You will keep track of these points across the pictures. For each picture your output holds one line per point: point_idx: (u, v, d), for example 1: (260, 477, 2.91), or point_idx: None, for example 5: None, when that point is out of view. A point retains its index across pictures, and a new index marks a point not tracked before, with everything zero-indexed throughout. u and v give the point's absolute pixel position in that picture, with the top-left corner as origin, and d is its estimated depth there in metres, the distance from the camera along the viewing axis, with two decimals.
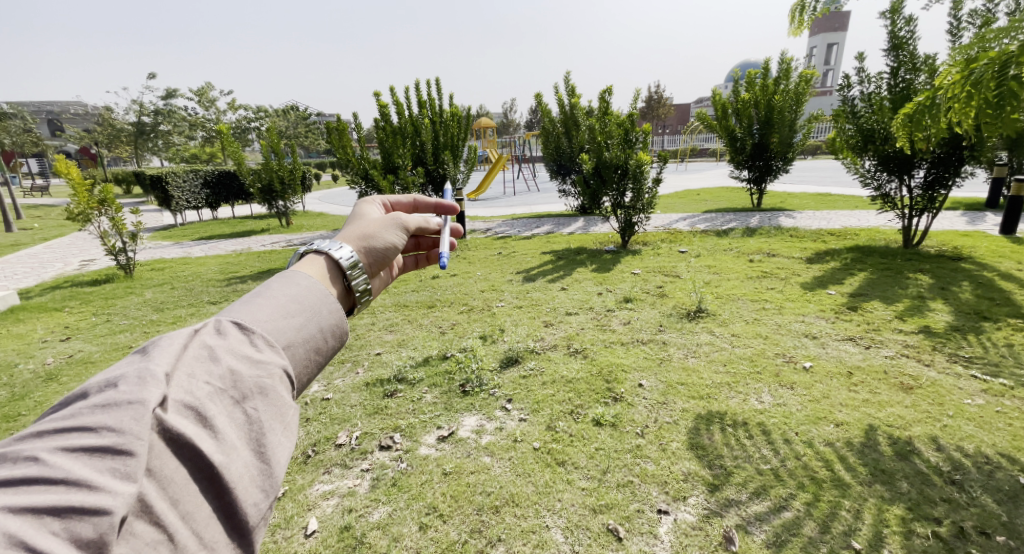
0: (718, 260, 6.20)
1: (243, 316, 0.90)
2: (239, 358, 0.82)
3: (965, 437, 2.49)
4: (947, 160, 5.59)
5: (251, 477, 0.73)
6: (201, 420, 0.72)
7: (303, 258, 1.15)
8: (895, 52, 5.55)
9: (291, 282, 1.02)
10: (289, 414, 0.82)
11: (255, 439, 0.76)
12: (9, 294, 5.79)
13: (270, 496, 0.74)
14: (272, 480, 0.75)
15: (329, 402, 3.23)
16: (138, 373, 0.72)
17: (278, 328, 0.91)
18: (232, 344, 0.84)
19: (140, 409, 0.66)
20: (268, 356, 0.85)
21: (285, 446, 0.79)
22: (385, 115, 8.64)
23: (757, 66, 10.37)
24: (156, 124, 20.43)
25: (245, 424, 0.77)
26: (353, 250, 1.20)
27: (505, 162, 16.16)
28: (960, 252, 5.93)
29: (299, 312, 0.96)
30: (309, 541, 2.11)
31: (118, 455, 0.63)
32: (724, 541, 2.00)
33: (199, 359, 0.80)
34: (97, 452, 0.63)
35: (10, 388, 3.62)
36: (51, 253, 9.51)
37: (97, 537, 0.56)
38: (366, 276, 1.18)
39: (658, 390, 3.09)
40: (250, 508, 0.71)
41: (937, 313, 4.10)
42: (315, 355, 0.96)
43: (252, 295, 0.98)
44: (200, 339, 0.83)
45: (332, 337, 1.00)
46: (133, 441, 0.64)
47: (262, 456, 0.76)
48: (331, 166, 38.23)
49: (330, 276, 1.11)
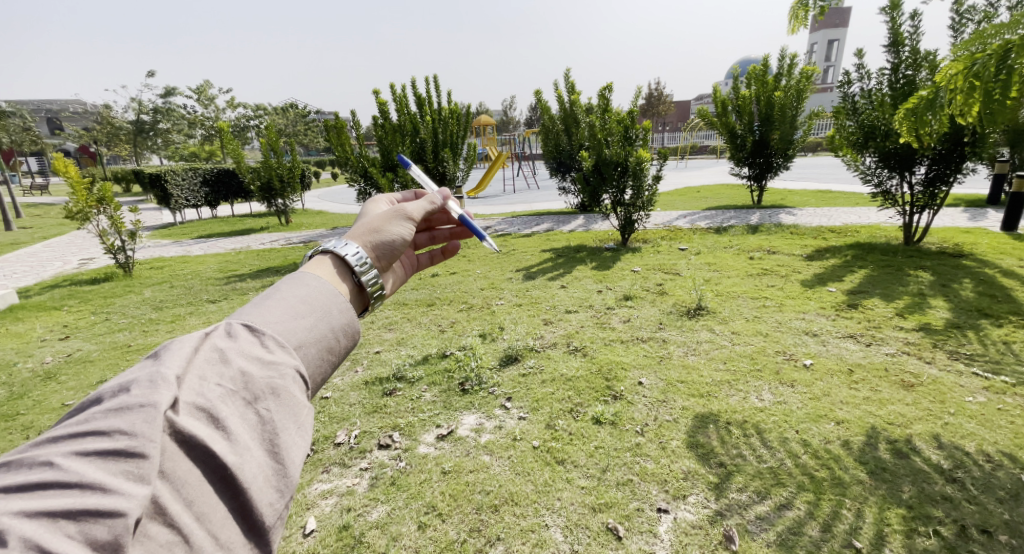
0: (718, 257, 6.18)
1: (254, 318, 0.89)
2: (251, 359, 0.81)
3: (966, 436, 2.48)
4: (948, 156, 5.56)
5: (266, 478, 0.72)
6: (214, 421, 0.71)
7: (311, 259, 1.14)
8: (896, 48, 5.52)
9: (301, 283, 1.00)
10: (303, 414, 0.81)
11: (269, 439, 0.75)
12: (7, 293, 5.78)
13: (286, 496, 0.73)
14: (287, 481, 0.74)
15: (328, 401, 3.23)
16: (149, 376, 0.71)
17: (289, 329, 0.90)
18: (243, 346, 0.83)
19: (151, 412, 0.65)
20: (279, 356, 0.84)
21: (299, 447, 0.78)
22: (384, 113, 8.63)
23: (758, 62, 10.32)
24: (155, 122, 20.32)
25: (259, 425, 0.75)
26: (360, 247, 1.18)
27: (505, 160, 16.12)
28: (962, 249, 5.90)
29: (309, 313, 0.94)
30: (308, 541, 2.11)
31: (131, 458, 0.62)
32: (724, 540, 1.99)
33: (210, 362, 0.79)
34: (110, 456, 0.62)
35: (7, 387, 3.61)
36: (49, 252, 9.50)
37: (111, 540, 0.55)
38: (377, 273, 1.17)
39: (658, 389, 3.09)
40: (266, 509, 0.70)
41: (938, 310, 4.09)
42: (328, 355, 0.95)
43: (262, 297, 0.97)
44: (211, 342, 0.82)
45: (344, 336, 0.98)
46: (145, 444, 0.63)
47: (276, 456, 0.75)
48: (331, 165, 38.23)
49: (339, 275, 1.10)
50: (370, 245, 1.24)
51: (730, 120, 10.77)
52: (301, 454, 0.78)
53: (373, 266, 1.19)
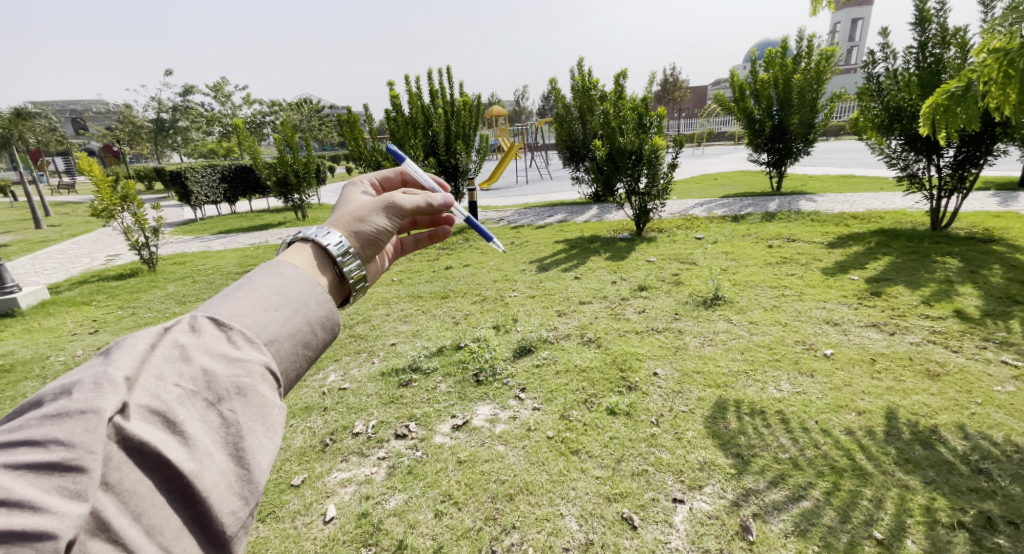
0: (736, 246, 6.08)
1: (221, 312, 0.91)
2: (215, 357, 0.83)
3: (994, 426, 2.42)
4: (978, 138, 5.30)
5: (228, 485, 0.74)
6: (170, 426, 0.73)
7: (292, 246, 1.16)
8: (923, 25, 5.34)
9: (275, 273, 1.02)
10: (271, 415, 0.83)
11: (232, 443, 0.77)
12: (40, 289, 6.01)
13: (251, 503, 0.75)
14: (251, 487, 0.76)
15: (345, 392, 3.29)
16: (94, 378, 0.72)
17: (260, 323, 0.91)
18: (207, 342, 0.84)
19: (93, 420, 0.67)
20: (247, 353, 0.86)
21: (266, 449, 0.80)
22: (396, 107, 8.70)
23: (776, 44, 10.04)
24: (175, 120, 20.91)
25: (222, 428, 0.77)
26: (342, 236, 1.21)
27: (518, 150, 16.00)
28: (993, 234, 5.69)
29: (283, 305, 0.96)
30: (329, 527, 2.17)
31: (68, 472, 0.63)
32: (740, 530, 1.98)
33: (170, 360, 0.81)
34: (48, 468, 0.63)
35: (41, 380, 3.77)
36: (79, 249, 9.81)
37: None
38: (359, 263, 1.20)
39: (674, 379, 3.07)
40: (229, 517, 0.72)
41: (967, 297, 3.96)
42: (304, 350, 0.97)
43: (234, 287, 0.98)
44: (172, 338, 0.84)
45: (321, 329, 1.01)
46: (85, 456, 0.64)
47: (241, 460, 0.77)
48: (346, 160, 38.65)
49: (319, 265, 1.12)
50: (353, 233, 1.26)
51: (748, 105, 10.50)
52: (268, 456, 0.80)
53: (356, 256, 1.22)
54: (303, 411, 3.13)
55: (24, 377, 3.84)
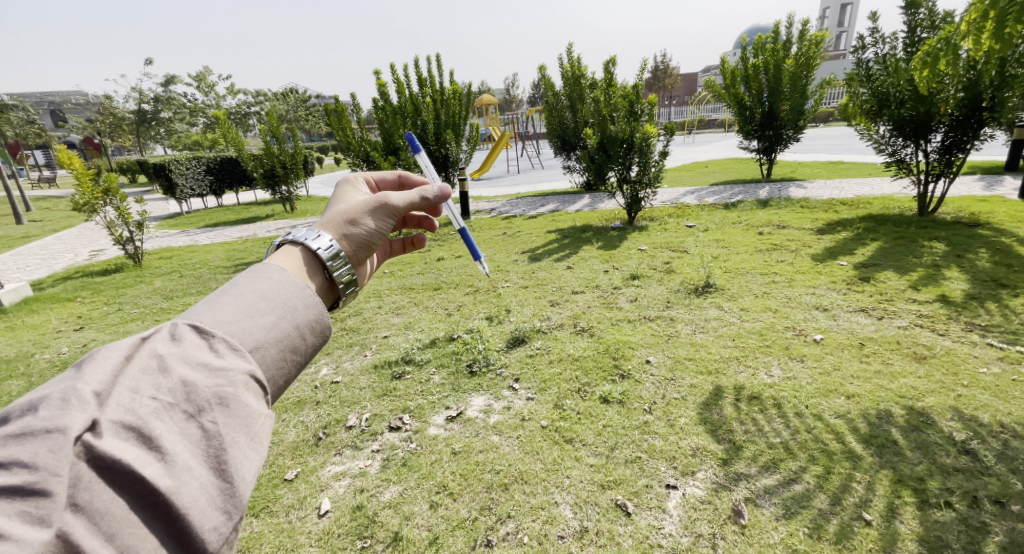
0: (726, 233, 6.12)
1: (203, 319, 0.88)
2: (194, 367, 0.80)
3: (978, 407, 2.46)
4: (965, 123, 5.31)
5: (209, 500, 0.72)
6: (144, 441, 0.71)
7: (280, 250, 1.13)
8: (912, 10, 5.35)
9: (262, 277, 1.00)
10: (255, 424, 0.81)
11: (214, 456, 0.75)
12: (23, 286, 5.91)
13: (234, 517, 0.74)
14: (234, 501, 0.74)
15: (338, 385, 3.27)
16: (62, 395, 0.71)
17: (244, 329, 0.89)
18: (186, 351, 0.82)
19: (59, 440, 0.65)
20: (229, 362, 0.84)
21: (251, 461, 0.78)
22: (384, 95, 8.58)
23: (767, 30, 9.98)
24: (157, 111, 20.44)
25: (202, 440, 0.75)
26: (332, 239, 1.18)
27: (508, 140, 15.84)
28: (978, 218, 5.76)
29: (269, 310, 0.94)
30: (323, 521, 2.16)
31: (30, 496, 0.61)
32: (733, 515, 2.00)
33: (147, 372, 0.79)
34: (12, 492, 0.62)
35: (26, 377, 3.72)
36: (62, 244, 9.63)
37: None
38: (349, 266, 1.17)
39: (666, 366, 3.09)
40: (210, 534, 0.70)
41: (953, 281, 4.01)
42: (292, 355, 0.95)
43: (220, 292, 0.96)
44: (150, 348, 0.82)
45: (310, 334, 0.99)
46: (49, 479, 0.62)
47: (222, 474, 0.75)
48: (333, 149, 38.12)
49: (308, 269, 1.10)
50: (344, 235, 1.23)
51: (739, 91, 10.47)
52: (253, 467, 0.78)
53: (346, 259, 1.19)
54: (296, 405, 3.10)
55: (8, 376, 3.77)
